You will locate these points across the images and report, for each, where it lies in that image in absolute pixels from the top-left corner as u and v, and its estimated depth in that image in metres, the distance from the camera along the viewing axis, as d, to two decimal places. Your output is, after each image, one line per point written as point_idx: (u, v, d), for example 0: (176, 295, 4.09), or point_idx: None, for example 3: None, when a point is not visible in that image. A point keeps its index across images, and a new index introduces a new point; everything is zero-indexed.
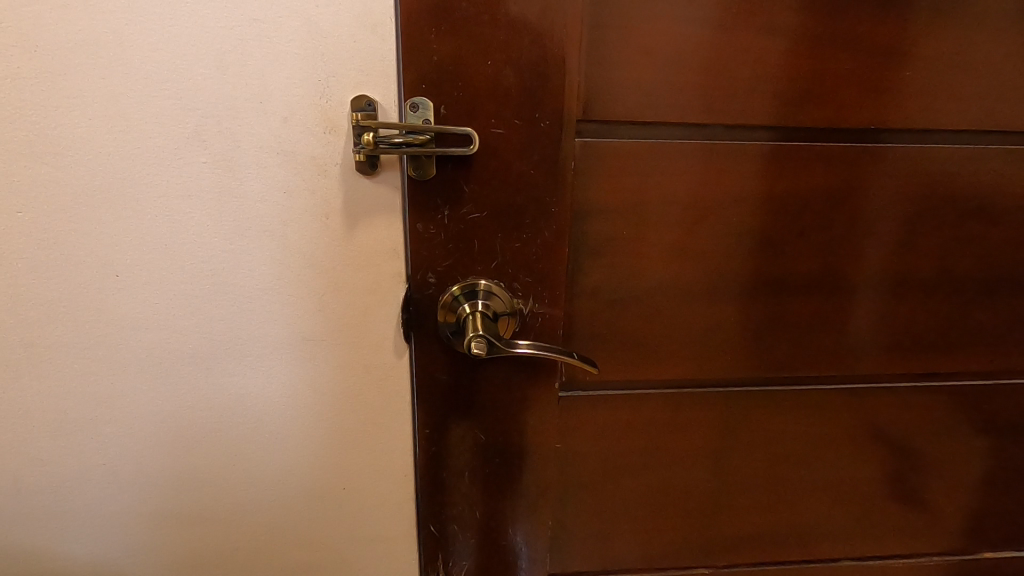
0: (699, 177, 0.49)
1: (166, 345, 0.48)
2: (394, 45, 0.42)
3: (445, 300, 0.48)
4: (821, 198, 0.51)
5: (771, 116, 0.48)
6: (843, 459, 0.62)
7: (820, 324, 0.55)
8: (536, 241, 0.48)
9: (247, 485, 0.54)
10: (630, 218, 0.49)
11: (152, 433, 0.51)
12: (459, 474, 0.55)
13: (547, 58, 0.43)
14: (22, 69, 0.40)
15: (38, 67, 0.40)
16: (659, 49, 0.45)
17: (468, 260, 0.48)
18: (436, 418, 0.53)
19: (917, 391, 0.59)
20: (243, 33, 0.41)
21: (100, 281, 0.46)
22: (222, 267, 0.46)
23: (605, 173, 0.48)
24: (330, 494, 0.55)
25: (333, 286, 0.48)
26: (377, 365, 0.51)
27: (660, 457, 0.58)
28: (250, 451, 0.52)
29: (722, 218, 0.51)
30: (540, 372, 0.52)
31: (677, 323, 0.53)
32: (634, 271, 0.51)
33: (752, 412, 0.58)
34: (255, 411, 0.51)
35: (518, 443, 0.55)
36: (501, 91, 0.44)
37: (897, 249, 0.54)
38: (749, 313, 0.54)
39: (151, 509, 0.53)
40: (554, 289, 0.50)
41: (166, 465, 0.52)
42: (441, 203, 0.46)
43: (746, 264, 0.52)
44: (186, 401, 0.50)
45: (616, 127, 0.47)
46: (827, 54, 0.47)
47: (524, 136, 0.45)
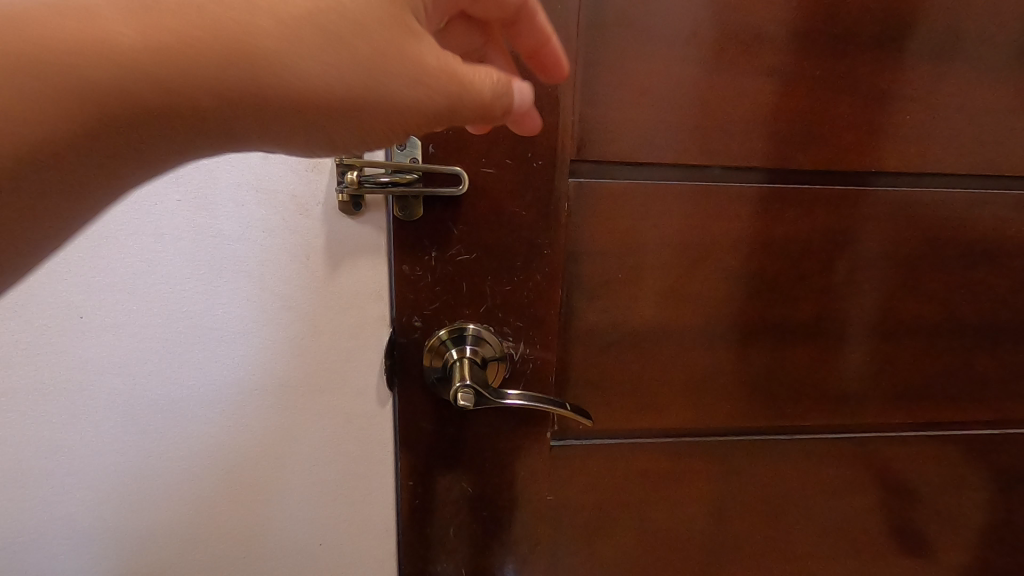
0: (696, 219, 0.47)
1: (132, 391, 0.45)
2: None
3: (432, 344, 0.46)
4: (821, 241, 0.50)
5: (770, 158, 0.47)
6: (848, 512, 0.59)
7: (822, 371, 0.53)
8: (528, 284, 0.46)
9: (215, 540, 0.50)
10: (625, 261, 0.47)
11: (113, 485, 0.47)
12: (445, 529, 0.51)
13: (541, 98, 0.42)
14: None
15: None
16: (655, 90, 0.44)
17: (457, 303, 0.46)
18: (421, 468, 0.49)
19: (921, 439, 0.57)
20: None
21: (62, 324, 0.43)
22: (196, 309, 0.44)
23: (600, 214, 0.46)
24: (307, 551, 0.51)
25: (314, 330, 0.45)
26: (359, 412, 0.48)
27: (657, 509, 0.55)
28: (220, 504, 0.49)
29: (721, 261, 0.49)
30: (531, 420, 0.50)
31: (675, 370, 0.51)
32: (631, 316, 0.49)
33: (753, 462, 0.56)
34: (228, 461, 0.48)
35: (508, 495, 0.52)
36: (492, 130, 0.42)
37: (899, 294, 0.52)
38: (748, 358, 0.52)
39: (109, 567, 0.49)
40: (546, 333, 0.47)
41: (127, 519, 0.48)
42: (428, 243, 0.44)
43: (745, 307, 0.50)
44: (151, 450, 0.47)
45: (611, 167, 0.45)
46: (825, 97, 0.46)
47: (516, 176, 0.44)
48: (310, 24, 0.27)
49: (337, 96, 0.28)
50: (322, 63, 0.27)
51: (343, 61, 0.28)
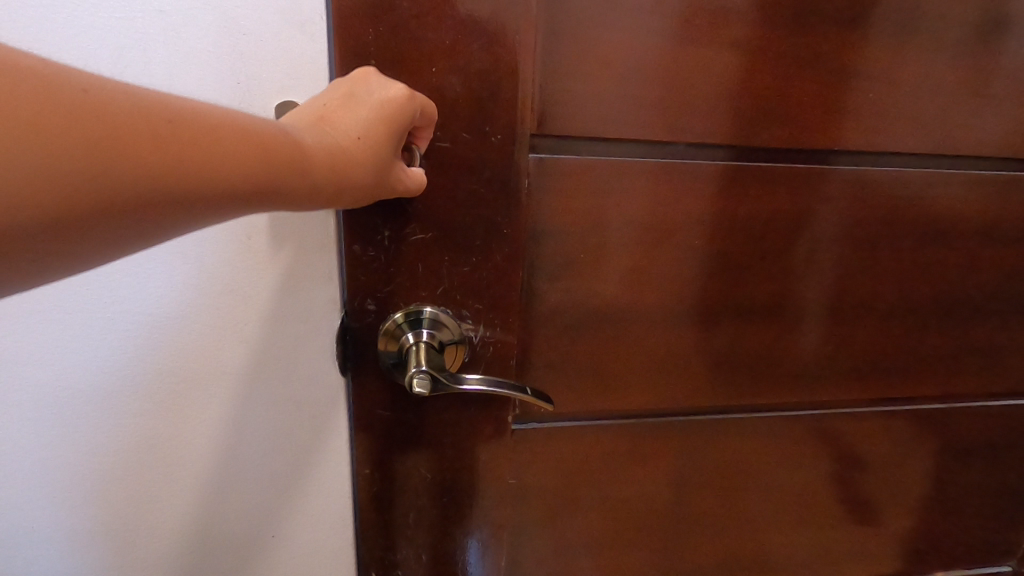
0: (659, 197, 0.46)
1: (56, 381, 0.42)
2: (325, 45, 0.38)
3: (387, 329, 0.44)
4: (783, 220, 0.50)
5: (734, 135, 0.46)
6: (803, 487, 0.60)
7: (781, 350, 0.54)
8: (487, 265, 0.44)
9: (160, 537, 0.47)
10: (588, 241, 0.46)
11: (42, 483, 0.44)
12: (404, 516, 0.50)
13: (498, 67, 0.40)
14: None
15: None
16: (618, 62, 0.42)
17: (412, 285, 0.44)
18: (377, 456, 0.48)
19: (873, 415, 0.59)
20: (148, 25, 0.36)
21: None
22: (125, 294, 0.41)
23: (561, 192, 0.44)
24: (258, 543, 0.49)
25: (259, 314, 0.43)
26: (311, 400, 0.46)
27: (619, 488, 0.55)
28: (161, 499, 0.46)
29: (683, 239, 0.48)
30: (492, 404, 0.48)
31: (637, 352, 0.50)
32: (593, 297, 0.48)
33: (713, 442, 0.56)
34: (168, 455, 0.45)
35: (469, 480, 0.51)
36: (447, 101, 0.40)
37: (857, 272, 0.53)
38: (710, 338, 0.52)
39: (43, 568, 0.46)
40: (507, 315, 0.46)
41: (61, 518, 0.45)
42: (380, 222, 0.41)
43: (708, 287, 0.50)
44: (83, 444, 0.44)
45: (573, 143, 0.44)
46: (790, 73, 0.45)
47: (473, 151, 0.41)
48: (353, 145, 0.32)
49: (374, 195, 0.35)
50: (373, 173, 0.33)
51: (379, 170, 0.33)
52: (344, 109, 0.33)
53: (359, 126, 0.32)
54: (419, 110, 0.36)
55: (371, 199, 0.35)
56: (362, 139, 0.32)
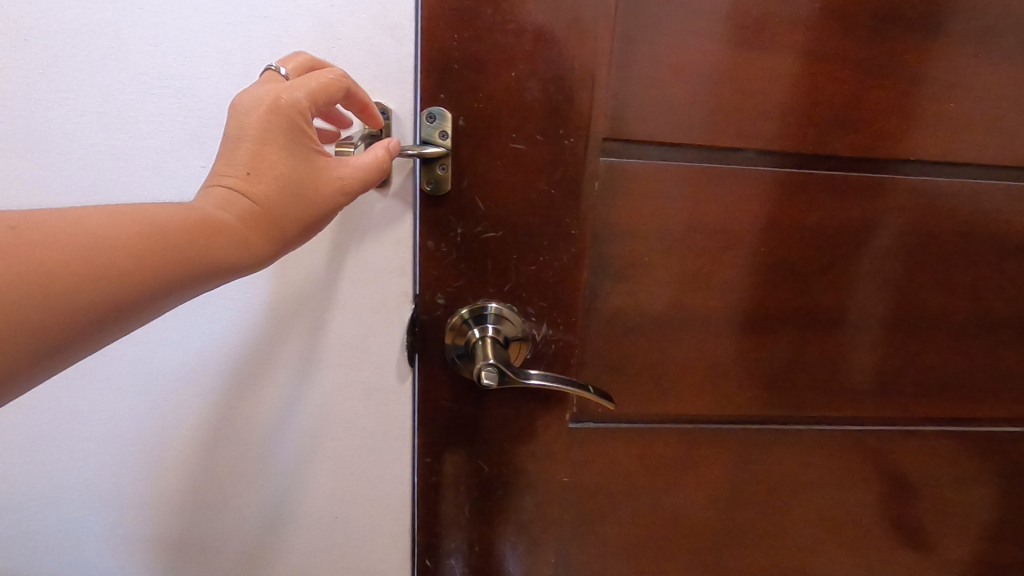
0: (726, 203, 0.46)
1: (152, 360, 0.45)
2: (413, 50, 0.40)
3: (454, 322, 0.45)
4: (852, 230, 0.49)
5: (804, 143, 0.46)
6: (860, 506, 0.59)
7: (844, 363, 0.53)
8: (553, 264, 0.45)
9: (231, 510, 0.50)
10: (652, 244, 0.46)
11: (130, 452, 0.47)
12: (459, 506, 0.52)
13: (575, 72, 0.41)
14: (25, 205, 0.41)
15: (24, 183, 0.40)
16: (692, 68, 0.42)
17: (481, 281, 0.45)
18: (438, 445, 0.49)
19: (939, 434, 0.57)
20: (253, 30, 0.38)
21: None
22: None
23: (629, 195, 0.45)
24: (320, 524, 0.51)
25: (337, 304, 0.45)
26: (379, 388, 0.48)
27: (671, 493, 0.55)
28: (237, 475, 0.49)
29: (749, 246, 0.48)
30: (550, 401, 0.50)
31: (694, 358, 0.50)
32: (654, 301, 0.48)
33: (768, 452, 0.55)
34: (244, 433, 0.48)
35: (522, 476, 0.52)
36: (524, 104, 0.41)
37: (928, 286, 0.51)
38: (771, 346, 0.51)
39: (125, 532, 0.50)
40: (570, 314, 0.47)
41: (144, 487, 0.48)
42: (453, 219, 0.43)
43: (771, 294, 0.50)
44: (168, 419, 0.47)
45: (642, 147, 0.44)
46: (866, 81, 0.45)
47: (546, 153, 0.43)
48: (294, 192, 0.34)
49: (312, 218, 0.35)
50: (292, 198, 0.34)
51: (295, 197, 0.34)
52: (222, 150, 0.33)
53: (242, 163, 0.33)
54: (298, 105, 0.34)
55: (316, 223, 0.35)
56: (253, 175, 0.33)
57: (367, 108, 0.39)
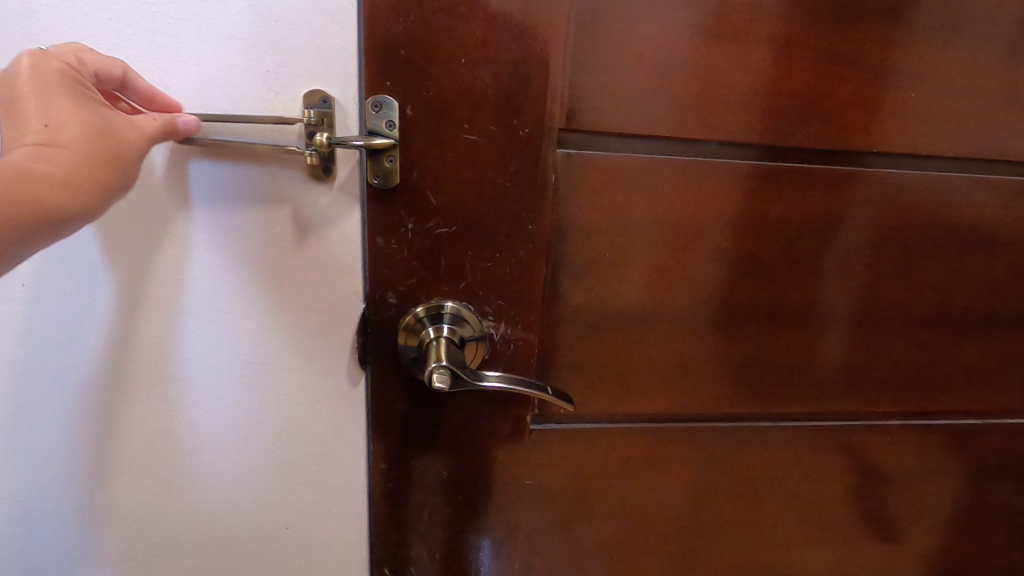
0: (689, 196, 0.45)
1: (83, 365, 0.42)
2: (356, 35, 0.37)
3: (407, 322, 0.43)
4: (817, 223, 0.48)
5: (768, 135, 0.45)
6: (828, 501, 0.58)
7: (810, 358, 0.52)
8: (511, 261, 0.44)
9: (177, 524, 0.47)
10: (613, 239, 0.45)
11: (65, 465, 0.44)
12: (419, 512, 0.50)
13: (529, 59, 0.39)
14: None
15: None
16: (652, 56, 0.41)
17: (435, 280, 0.43)
18: (395, 450, 0.47)
19: (905, 428, 0.57)
20: (183, 12, 0.36)
21: (9, 292, 0.40)
22: (151, 281, 0.41)
23: (589, 189, 0.43)
24: (273, 535, 0.49)
25: (281, 305, 0.42)
26: (331, 394, 0.45)
27: (638, 493, 0.54)
28: (181, 486, 0.46)
29: (712, 241, 0.47)
30: (511, 403, 0.48)
31: (659, 355, 0.49)
32: (617, 298, 0.47)
33: (736, 451, 0.54)
34: (188, 441, 0.45)
35: (484, 480, 0.50)
36: (476, 93, 0.39)
37: (892, 280, 0.51)
38: (737, 343, 0.50)
39: (60, 551, 0.46)
40: (530, 313, 0.45)
41: (80, 502, 0.45)
42: (404, 214, 0.41)
43: (736, 290, 0.49)
44: (105, 428, 0.44)
45: (601, 139, 0.43)
46: (829, 71, 0.44)
47: (500, 145, 0.41)
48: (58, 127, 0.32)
49: (127, 161, 0.34)
50: (90, 141, 0.33)
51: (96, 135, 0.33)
52: (8, 124, 0.32)
53: (34, 119, 0.32)
54: (68, 66, 0.33)
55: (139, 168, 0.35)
56: (48, 126, 0.32)
57: (155, 100, 0.36)
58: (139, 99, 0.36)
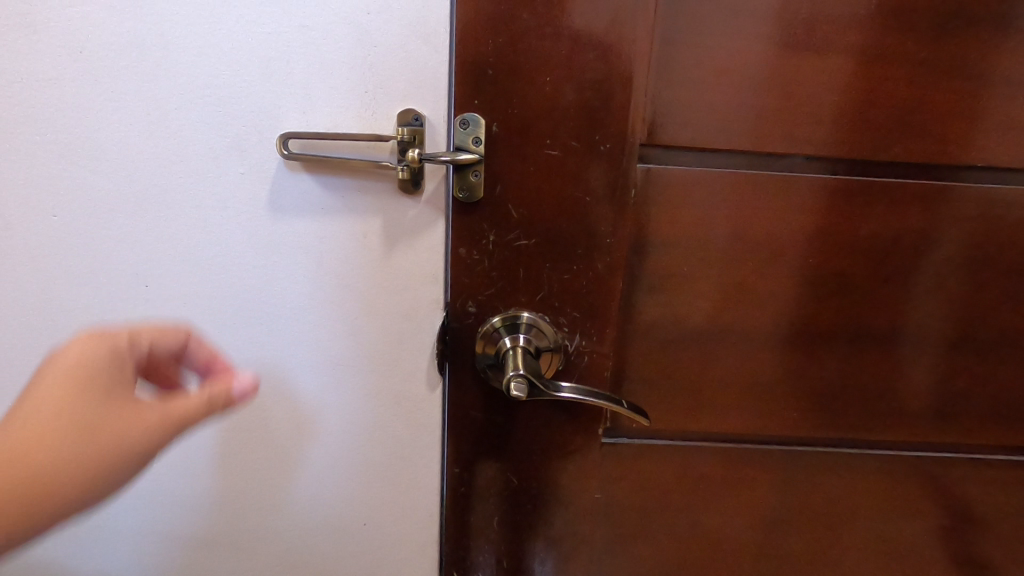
0: (772, 212, 0.44)
1: None
2: (448, 57, 0.39)
3: (485, 331, 0.45)
4: (911, 242, 0.46)
5: (858, 148, 0.43)
6: (918, 537, 0.54)
7: (901, 383, 0.49)
8: (588, 273, 0.44)
9: (264, 513, 0.50)
10: (691, 255, 0.45)
11: (171, 452, 0.47)
12: (488, 518, 0.51)
13: (612, 77, 0.40)
14: (70, 216, 0.41)
15: (72, 210, 0.41)
16: (737, 70, 0.41)
17: (513, 290, 0.44)
18: (467, 455, 0.49)
19: (1006, 464, 0.53)
20: (292, 38, 0.38)
21: (129, 292, 0.43)
22: (254, 285, 0.43)
23: (668, 204, 0.43)
24: (350, 529, 0.51)
25: (369, 311, 0.44)
26: (410, 397, 0.47)
27: (710, 515, 0.53)
28: (268, 476, 0.49)
29: (796, 258, 0.45)
30: (583, 415, 0.48)
31: (736, 373, 0.48)
32: (693, 313, 0.46)
33: (816, 477, 0.52)
34: (279, 436, 0.48)
35: (552, 490, 0.50)
36: (559, 110, 0.40)
37: (996, 304, 0.48)
38: (820, 364, 0.48)
39: (162, 529, 0.50)
40: (604, 326, 0.45)
41: (181, 486, 0.49)
42: (486, 227, 0.42)
43: (820, 309, 0.47)
44: (206, 421, 0.47)
45: (682, 154, 0.43)
46: (928, 81, 0.42)
47: (581, 160, 0.42)
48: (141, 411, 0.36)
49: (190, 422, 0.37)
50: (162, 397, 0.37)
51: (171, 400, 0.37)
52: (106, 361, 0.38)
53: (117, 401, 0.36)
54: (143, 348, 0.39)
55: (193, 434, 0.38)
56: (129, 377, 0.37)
57: (211, 360, 0.42)
58: (201, 360, 0.42)
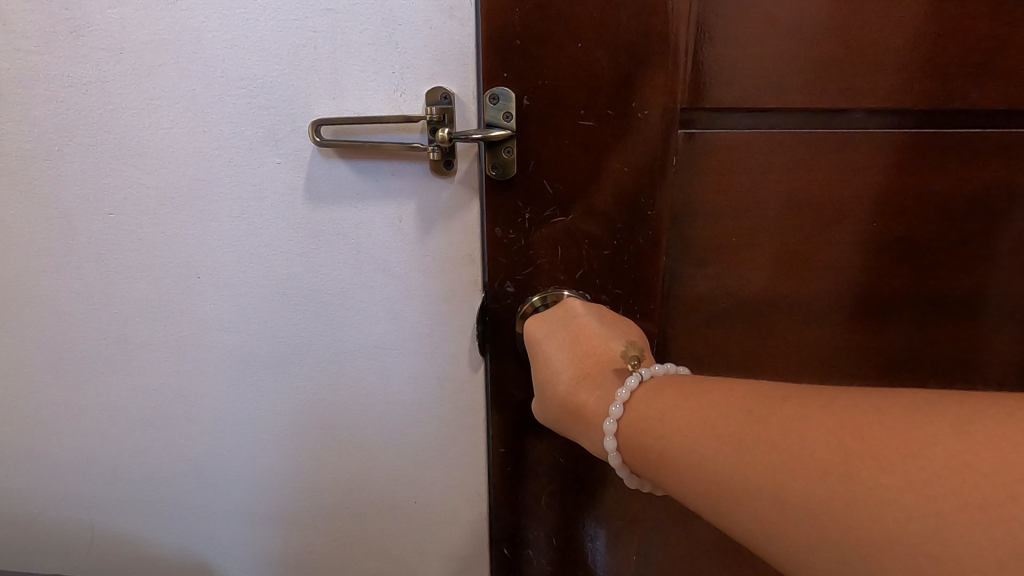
0: (829, 174, 0.41)
1: (244, 348, 0.47)
2: (475, 29, 0.38)
3: (525, 311, 0.44)
4: (989, 199, 0.42)
5: (928, 97, 0.39)
6: None
7: (978, 354, 0.45)
8: (628, 248, 0.42)
9: (320, 490, 0.52)
10: (739, 224, 0.42)
11: (231, 435, 0.50)
12: (536, 496, 0.51)
13: (648, 38, 0.37)
14: (124, 215, 0.43)
15: (127, 209, 0.42)
16: (786, 20, 0.37)
17: (551, 268, 0.43)
18: (513, 436, 0.49)
19: None
20: (317, 23, 0.37)
21: (182, 283, 0.45)
22: (296, 272, 0.44)
23: (713, 170, 0.41)
24: (403, 507, 0.53)
25: (409, 294, 0.44)
26: (453, 378, 0.48)
27: None
28: (321, 456, 0.50)
29: (856, 222, 0.42)
30: None
31: (792, 347, 0.45)
32: (744, 286, 0.44)
33: None
34: (329, 418, 0.49)
35: (600, 468, 0.50)
36: (592, 77, 0.38)
37: None
38: (884, 336, 0.45)
39: (229, 506, 0.53)
40: (647, 302, 0.44)
41: (242, 467, 0.51)
42: (520, 205, 0.41)
43: (886, 277, 0.43)
44: (261, 404, 0.48)
45: (728, 116, 0.40)
46: (1010, 16, 0.37)
47: (617, 129, 0.40)
48: None
49: None
50: None
51: None
52: None
53: None
54: None
55: None
56: None
57: None
58: None
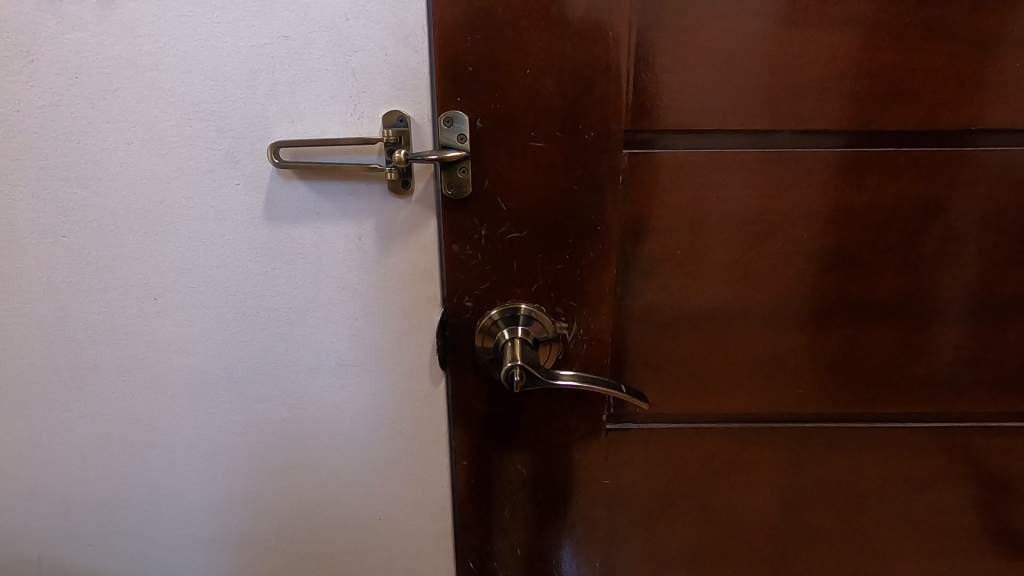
0: (763, 189, 0.44)
1: (202, 369, 0.46)
2: (428, 56, 0.40)
3: (483, 324, 0.46)
4: (906, 211, 0.45)
5: (847, 119, 0.43)
6: (940, 510, 0.54)
7: (906, 355, 0.49)
8: (581, 262, 0.45)
9: (283, 510, 0.51)
10: (683, 237, 0.45)
11: (190, 458, 0.49)
12: (501, 508, 0.52)
13: (591, 65, 0.40)
14: (77, 238, 0.42)
15: (81, 232, 0.42)
16: (716, 49, 0.40)
17: (508, 282, 0.45)
18: (476, 448, 0.49)
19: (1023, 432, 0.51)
20: (275, 49, 0.39)
21: (139, 305, 0.44)
22: (256, 292, 0.44)
23: (657, 187, 0.43)
24: (368, 524, 0.52)
25: (369, 310, 0.45)
26: (415, 393, 0.48)
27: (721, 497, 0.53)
28: (283, 476, 0.50)
29: (790, 234, 0.45)
30: (586, 403, 0.49)
31: (738, 353, 0.48)
32: (691, 295, 0.46)
33: (828, 453, 0.52)
34: (290, 437, 0.49)
35: (562, 477, 0.51)
36: (541, 101, 0.41)
37: (998, 269, 0.47)
38: (820, 339, 0.48)
39: (188, 532, 0.52)
40: (600, 313, 0.46)
41: (202, 490, 0.50)
42: (476, 222, 0.43)
43: (819, 284, 0.47)
44: (220, 426, 0.48)
45: (668, 136, 0.43)
46: (913, 47, 0.41)
47: (566, 150, 0.42)
48: None
49: None
50: None
51: None
52: None
53: None
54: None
55: None
56: None
57: None
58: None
